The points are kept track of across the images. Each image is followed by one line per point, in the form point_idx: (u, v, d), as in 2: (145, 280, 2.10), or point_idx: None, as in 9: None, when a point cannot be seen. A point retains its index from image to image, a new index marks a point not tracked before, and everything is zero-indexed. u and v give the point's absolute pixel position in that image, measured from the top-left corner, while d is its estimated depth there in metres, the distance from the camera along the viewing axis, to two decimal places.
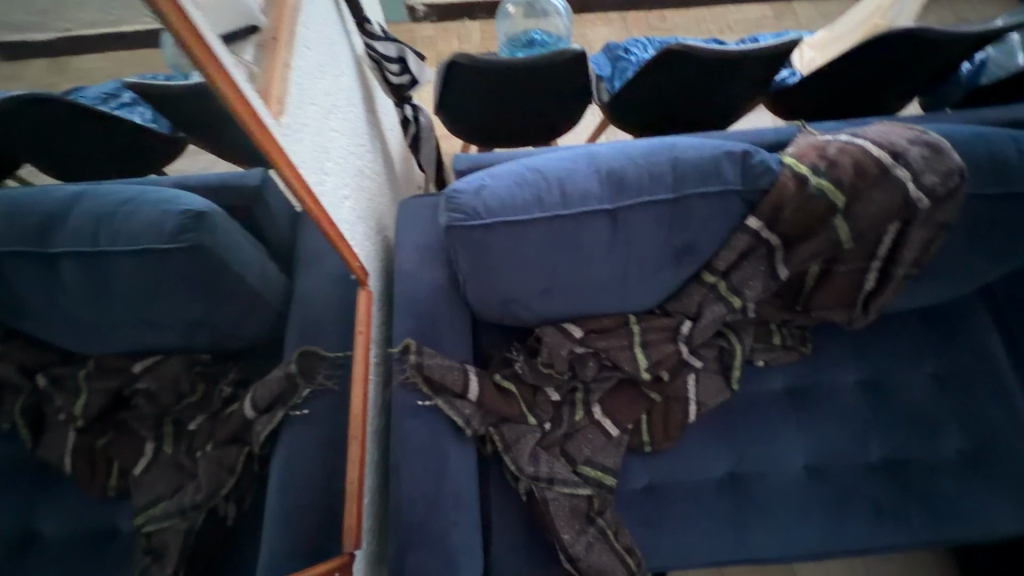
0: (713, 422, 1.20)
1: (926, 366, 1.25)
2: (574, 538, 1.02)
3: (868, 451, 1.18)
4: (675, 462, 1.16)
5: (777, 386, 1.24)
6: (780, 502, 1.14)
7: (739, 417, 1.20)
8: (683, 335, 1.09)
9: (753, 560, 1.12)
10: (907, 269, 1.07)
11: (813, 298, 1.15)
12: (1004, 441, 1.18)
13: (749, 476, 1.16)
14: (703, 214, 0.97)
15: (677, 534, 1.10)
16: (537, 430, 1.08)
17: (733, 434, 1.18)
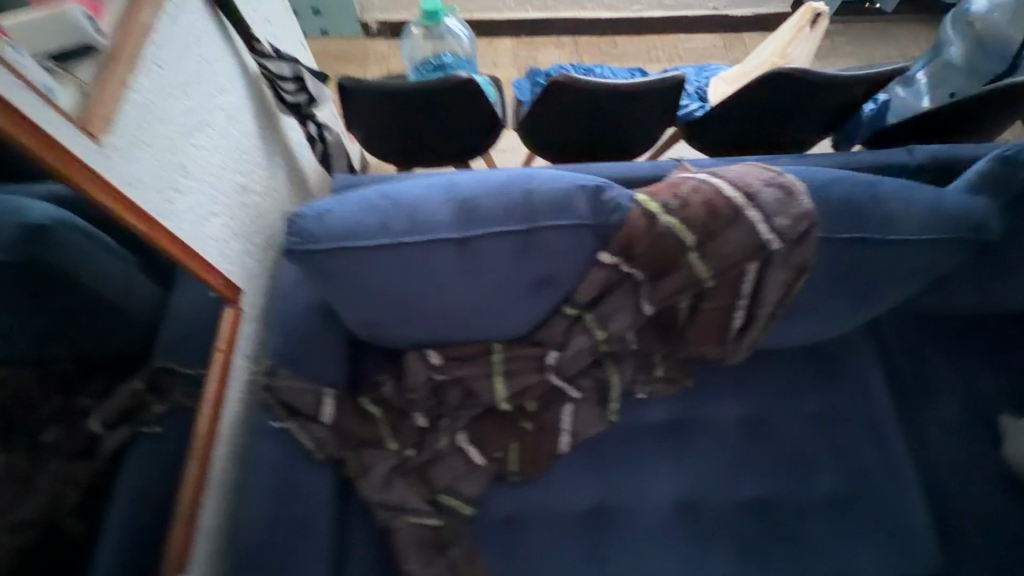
0: (585, 453, 1.20)
1: (807, 405, 1.25)
2: (420, 568, 1.02)
3: (739, 489, 1.18)
4: (541, 492, 1.16)
5: (655, 418, 1.24)
6: (644, 537, 1.14)
7: (612, 449, 1.21)
8: (549, 366, 1.09)
9: None
10: (773, 309, 1.07)
11: (687, 334, 1.14)
12: (879, 484, 1.17)
13: (616, 509, 1.16)
14: (556, 247, 0.96)
15: (534, 566, 1.10)
16: (394, 456, 1.08)
17: (603, 466, 1.19)
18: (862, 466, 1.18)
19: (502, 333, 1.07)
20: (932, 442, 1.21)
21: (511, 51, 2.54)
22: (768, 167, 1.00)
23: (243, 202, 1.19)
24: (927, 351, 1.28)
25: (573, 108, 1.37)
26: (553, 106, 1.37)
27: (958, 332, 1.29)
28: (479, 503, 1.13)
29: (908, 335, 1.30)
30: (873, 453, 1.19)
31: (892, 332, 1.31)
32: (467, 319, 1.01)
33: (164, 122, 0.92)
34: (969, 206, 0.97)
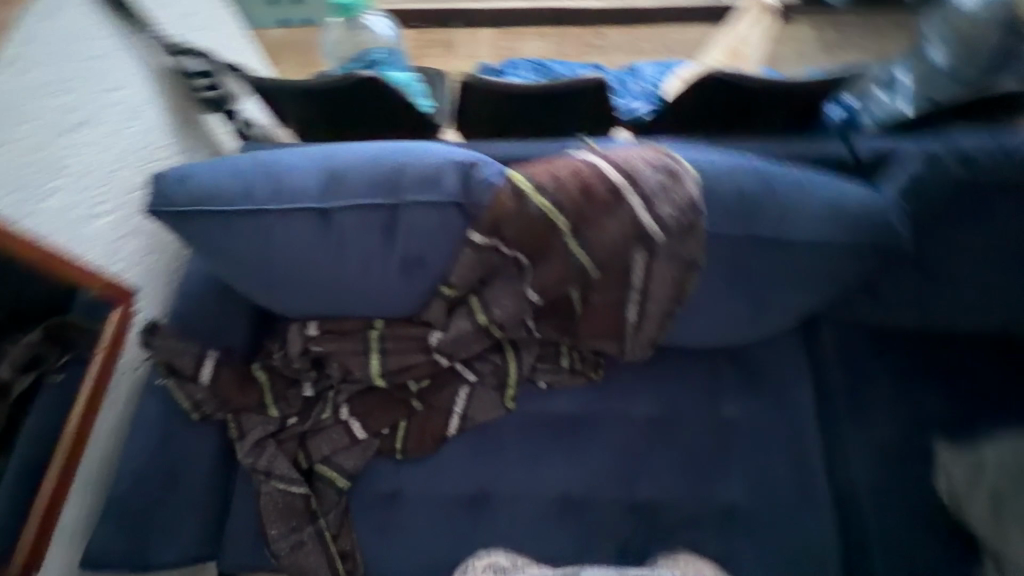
0: (475, 439, 1.14)
1: (728, 414, 1.14)
2: (281, 534, 1.05)
3: (633, 488, 1.11)
4: (423, 473, 1.12)
5: (558, 411, 1.17)
6: (525, 527, 1.10)
7: (505, 438, 1.14)
8: (432, 346, 1.06)
9: None
10: (669, 305, 1.01)
11: (585, 327, 1.06)
12: (786, 498, 1.08)
13: (500, 498, 1.11)
14: (422, 226, 0.94)
15: (404, 545, 1.09)
16: (273, 423, 1.09)
17: (493, 454, 1.13)
18: (778, 488, 1.09)
19: (384, 311, 1.06)
20: (865, 468, 1.09)
21: (493, 40, 2.48)
22: (666, 152, 0.96)
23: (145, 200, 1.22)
24: (870, 367, 1.16)
25: (493, 108, 1.30)
26: (472, 105, 1.31)
27: (906, 349, 1.17)
28: (359, 478, 1.12)
29: (848, 349, 1.18)
30: (791, 475, 1.10)
31: (833, 345, 1.19)
32: (340, 294, 1.01)
33: (32, 122, 0.95)
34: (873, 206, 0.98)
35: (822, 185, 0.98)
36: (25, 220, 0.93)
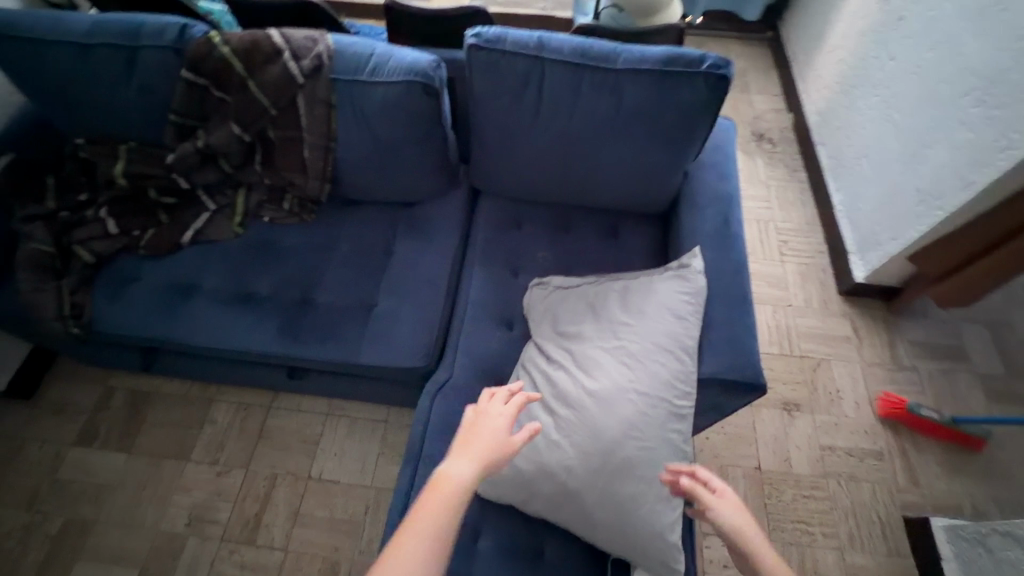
0: (206, 250, 1.43)
1: (390, 248, 1.41)
2: (28, 278, 1.33)
3: (291, 269, 1.40)
4: (161, 266, 1.42)
5: (270, 237, 1.45)
6: (209, 264, 1.41)
7: (223, 253, 1.43)
8: (167, 166, 1.37)
9: (168, 296, 1.38)
10: (322, 142, 1.31)
11: (284, 162, 1.37)
12: (388, 315, 1.32)
13: (203, 246, 1.43)
14: (154, 62, 1.27)
15: (119, 308, 1.36)
16: (44, 210, 1.37)
17: (211, 261, 1.42)
18: (392, 308, 1.32)
19: (137, 135, 1.39)
20: (462, 314, 1.33)
21: None
22: (319, 36, 1.25)
23: None
24: (509, 247, 1.41)
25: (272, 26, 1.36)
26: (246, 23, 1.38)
27: (542, 235, 1.43)
28: (105, 262, 1.40)
29: (498, 218, 1.45)
30: (410, 314, 1.31)
31: (487, 210, 1.47)
32: (99, 112, 1.35)
33: None
34: (516, 119, 1.25)
35: (406, 59, 1.21)
36: None
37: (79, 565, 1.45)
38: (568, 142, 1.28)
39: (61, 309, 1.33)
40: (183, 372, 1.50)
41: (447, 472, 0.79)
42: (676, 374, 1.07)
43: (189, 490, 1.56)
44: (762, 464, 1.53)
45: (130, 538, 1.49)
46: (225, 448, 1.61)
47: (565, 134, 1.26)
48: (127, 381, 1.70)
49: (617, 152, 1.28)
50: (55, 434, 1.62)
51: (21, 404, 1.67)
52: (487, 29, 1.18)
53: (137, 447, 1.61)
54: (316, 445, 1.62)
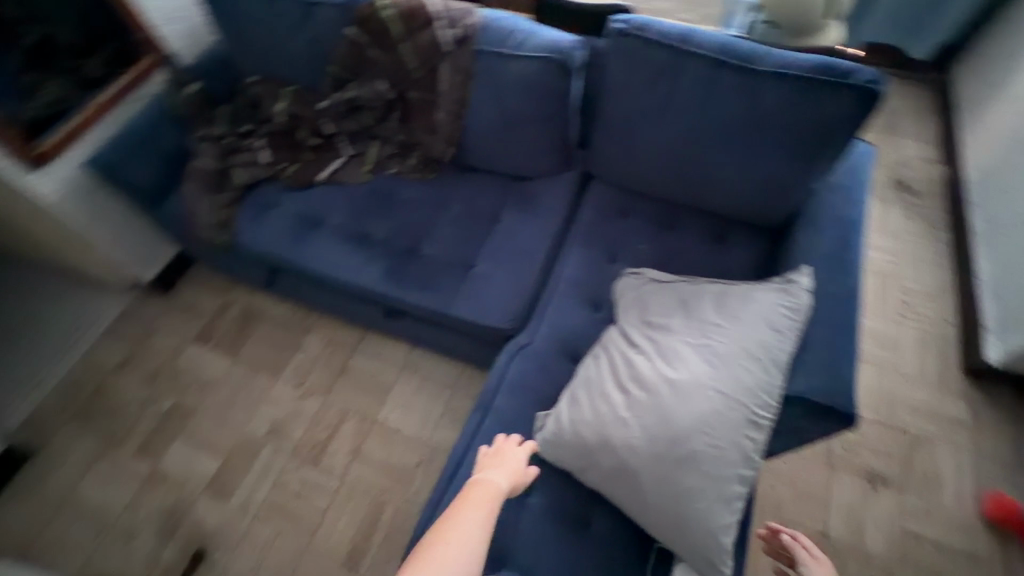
0: (335, 189, 1.60)
1: (496, 216, 1.51)
2: (194, 186, 1.57)
3: (405, 219, 1.54)
4: (295, 197, 1.59)
5: (391, 188, 1.59)
6: (336, 202, 1.58)
7: (349, 195, 1.59)
8: (320, 111, 1.55)
9: (297, 223, 1.55)
10: (455, 107, 1.43)
11: (417, 122, 1.50)
12: (485, 274, 1.42)
13: (334, 185, 1.60)
14: (326, 18, 1.43)
15: (256, 226, 1.55)
16: (216, 133, 1.60)
17: (338, 200, 1.59)
18: (489, 269, 1.43)
19: (300, 80, 1.57)
20: (549, 286, 1.40)
21: None
22: (474, 11, 1.35)
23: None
24: (609, 235, 1.46)
25: None
26: None
27: (644, 229, 1.45)
28: (253, 186, 1.61)
29: (605, 205, 1.50)
30: (507, 277, 1.41)
31: (594, 197, 1.52)
32: (275, 58, 1.54)
33: None
34: (643, 110, 1.29)
35: (548, 38, 1.28)
36: None
37: (176, 443, 1.66)
38: (691, 138, 1.28)
39: (213, 218, 1.55)
40: (298, 293, 1.70)
41: (484, 479, 0.92)
42: (761, 386, 1.03)
43: (275, 402, 1.72)
44: (829, 530, 1.43)
45: (219, 431, 1.67)
46: (310, 373, 1.76)
47: (689, 131, 1.27)
48: (244, 296, 1.92)
49: (738, 158, 1.27)
50: (181, 328, 1.87)
51: (160, 296, 1.93)
52: (635, 19, 1.21)
53: (240, 355, 1.81)
54: (387, 391, 1.71)
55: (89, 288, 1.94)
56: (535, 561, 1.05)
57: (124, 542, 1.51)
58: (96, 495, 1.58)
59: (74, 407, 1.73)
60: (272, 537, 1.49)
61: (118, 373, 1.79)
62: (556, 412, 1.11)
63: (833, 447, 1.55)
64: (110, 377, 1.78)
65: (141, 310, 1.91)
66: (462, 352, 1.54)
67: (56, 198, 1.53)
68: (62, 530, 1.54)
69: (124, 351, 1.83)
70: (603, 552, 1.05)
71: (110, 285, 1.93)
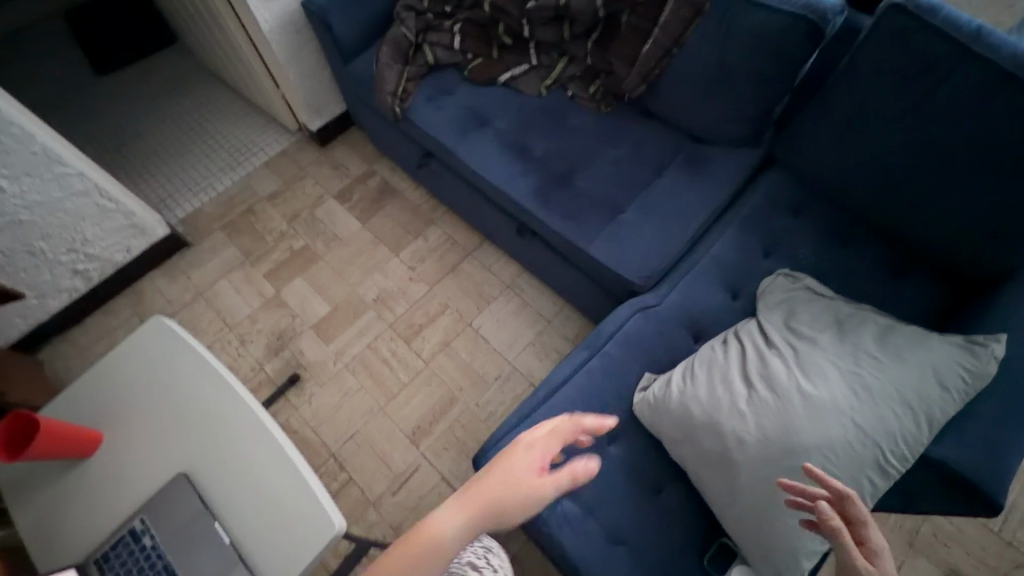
0: (510, 95, 1.59)
1: (660, 172, 1.45)
2: (385, 52, 1.57)
3: (568, 146, 1.51)
4: (471, 91, 1.60)
5: (564, 110, 1.56)
6: (507, 108, 1.58)
7: (521, 105, 1.58)
8: (525, 9, 1.49)
9: (466, 118, 1.57)
10: (667, 45, 1.34)
11: (617, 50, 1.44)
12: (632, 224, 1.37)
13: (510, 91, 1.59)
14: None
15: (429, 107, 1.58)
16: (419, 5, 1.60)
17: (509, 106, 1.58)
18: (638, 221, 1.37)
19: None
20: (692, 256, 1.34)
21: None
22: None
23: None
24: (773, 227, 1.34)
25: None
26: None
27: (814, 234, 1.33)
28: (436, 68, 1.62)
29: (781, 195, 1.38)
30: (654, 235, 1.35)
31: (769, 181, 1.40)
32: None
33: None
34: (879, 105, 1.17)
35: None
36: None
37: (296, 280, 1.81)
38: (919, 155, 1.15)
39: (396, 88, 1.55)
40: (439, 183, 1.75)
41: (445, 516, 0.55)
42: (904, 435, 0.93)
43: (386, 275, 1.82)
44: None
45: (334, 283, 1.80)
46: (424, 261, 1.83)
47: (921, 147, 1.14)
48: (386, 171, 2.01)
49: (968, 190, 1.12)
50: (326, 181, 2.00)
51: (316, 147, 2.07)
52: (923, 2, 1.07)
53: (369, 222, 1.91)
54: (488, 302, 1.75)
55: (262, 120, 2.15)
56: (599, 503, 1.06)
57: (238, 344, 1.71)
58: (226, 297, 1.79)
59: (227, 219, 1.94)
60: (354, 389, 1.63)
61: (267, 202, 1.96)
62: (669, 379, 1.10)
63: (922, 529, 1.42)
64: (259, 204, 1.96)
65: (297, 154, 2.06)
66: (577, 291, 1.53)
67: (267, 26, 1.62)
68: (194, 316, 1.76)
69: (275, 185, 2.00)
70: (665, 524, 1.05)
71: (280, 123, 2.12)
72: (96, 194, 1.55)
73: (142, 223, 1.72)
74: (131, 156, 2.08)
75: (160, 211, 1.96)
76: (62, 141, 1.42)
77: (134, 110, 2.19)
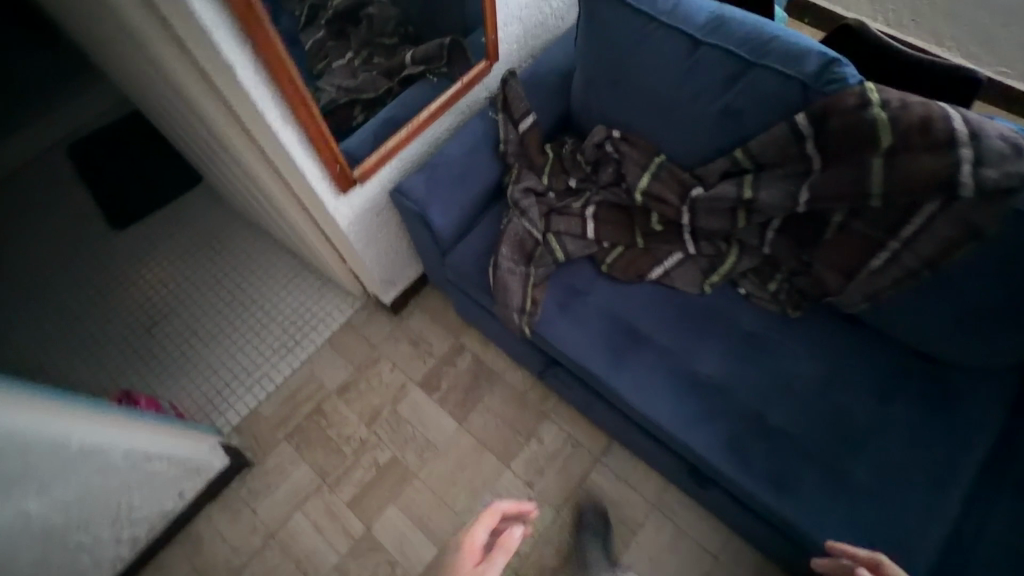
0: (665, 296, 1.25)
1: (891, 409, 1.10)
2: (507, 257, 1.22)
3: (757, 373, 1.16)
4: (615, 293, 1.25)
5: (737, 315, 1.22)
6: (672, 318, 1.23)
7: (683, 307, 1.24)
8: (691, 197, 1.16)
9: (617, 334, 1.22)
10: (918, 265, 0.98)
11: (827, 257, 1.09)
12: (881, 499, 1.03)
13: (668, 293, 1.25)
14: (763, 87, 1.02)
15: (570, 324, 1.23)
16: (541, 187, 1.27)
17: (670, 312, 1.24)
18: (884, 495, 1.03)
19: (673, 151, 1.17)
20: (962, 545, 1.01)
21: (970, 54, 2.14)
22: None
23: (538, 7, 1.38)
24: None
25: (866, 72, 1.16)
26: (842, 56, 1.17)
27: None
28: (567, 263, 1.27)
29: None
30: (908, 518, 1.01)
31: None
32: (653, 112, 1.14)
33: None
34: None
35: None
36: None
37: (388, 510, 1.46)
38: None
39: (524, 303, 1.21)
40: (564, 391, 1.40)
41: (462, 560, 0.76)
42: None
43: (500, 497, 1.47)
44: None
45: (436, 512, 1.46)
46: (544, 473, 1.49)
47: None
48: (477, 347, 1.67)
49: None
50: (407, 364, 1.65)
51: (388, 317, 1.72)
52: None
53: (466, 421, 1.57)
54: (634, 534, 1.40)
55: (317, 281, 1.80)
56: None
57: None
58: (304, 541, 1.44)
59: (292, 424, 1.59)
60: None
61: (338, 398, 1.62)
62: None
63: None
64: (330, 401, 1.61)
65: (366, 328, 1.71)
66: (777, 552, 1.19)
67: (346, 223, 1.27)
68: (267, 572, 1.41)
69: (345, 374, 1.65)
70: None
71: (339, 285, 1.76)
72: (141, 462, 1.22)
73: (197, 465, 1.38)
74: (166, 341, 1.73)
75: (210, 416, 1.61)
76: (77, 420, 1.04)
77: (160, 275, 1.83)
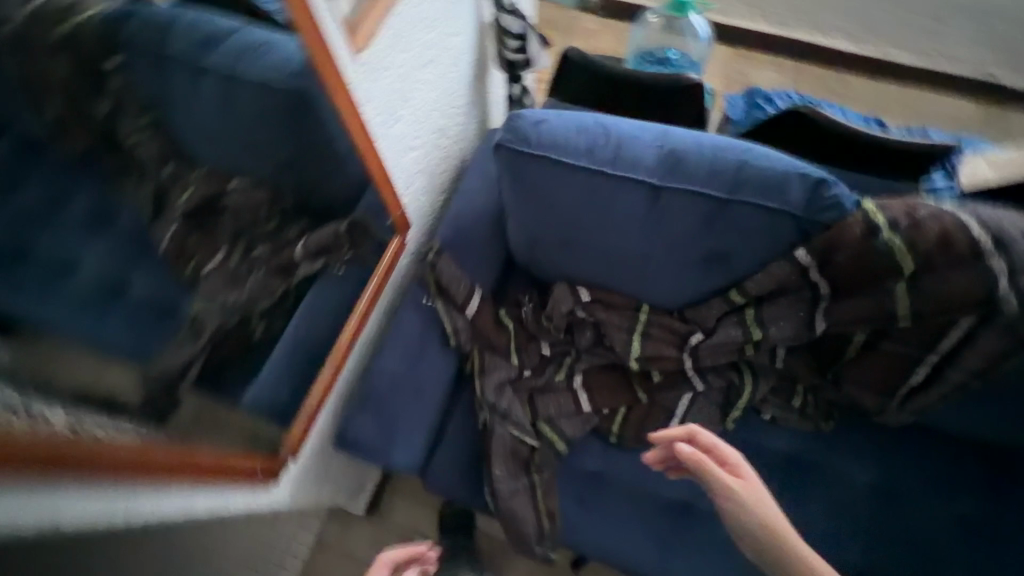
0: None
1: (959, 511, 0.99)
2: (502, 477, 1.00)
3: (821, 517, 1.00)
4: (636, 468, 1.04)
5: (774, 446, 1.06)
6: None
7: None
8: (691, 346, 0.98)
9: (657, 520, 1.02)
10: (969, 379, 0.86)
11: (859, 378, 0.95)
12: None
13: None
14: (745, 225, 0.86)
15: (602, 524, 1.02)
16: (514, 372, 1.04)
17: None
18: None
19: (654, 300, 1.00)
20: None
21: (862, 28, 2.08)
22: None
23: (438, 145, 1.14)
24: None
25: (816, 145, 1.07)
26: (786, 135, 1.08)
27: None
28: (572, 448, 1.06)
29: None
30: None
31: None
32: (623, 267, 0.96)
33: (410, 55, 0.91)
34: None
35: None
36: (383, 140, 0.91)
37: None
38: None
39: (540, 523, 1.00)
40: None
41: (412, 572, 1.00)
42: None
43: None
44: None
45: None
46: None
47: None
48: None
49: None
50: None
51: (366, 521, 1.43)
52: None
53: None
54: None
55: None
56: None
57: None
58: None
59: None
60: None
61: None
62: None
63: None
64: None
65: (344, 544, 1.42)
66: None
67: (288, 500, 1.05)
68: None
69: None
70: None
71: None
72: None
73: None
74: None
75: None
76: None
77: None
